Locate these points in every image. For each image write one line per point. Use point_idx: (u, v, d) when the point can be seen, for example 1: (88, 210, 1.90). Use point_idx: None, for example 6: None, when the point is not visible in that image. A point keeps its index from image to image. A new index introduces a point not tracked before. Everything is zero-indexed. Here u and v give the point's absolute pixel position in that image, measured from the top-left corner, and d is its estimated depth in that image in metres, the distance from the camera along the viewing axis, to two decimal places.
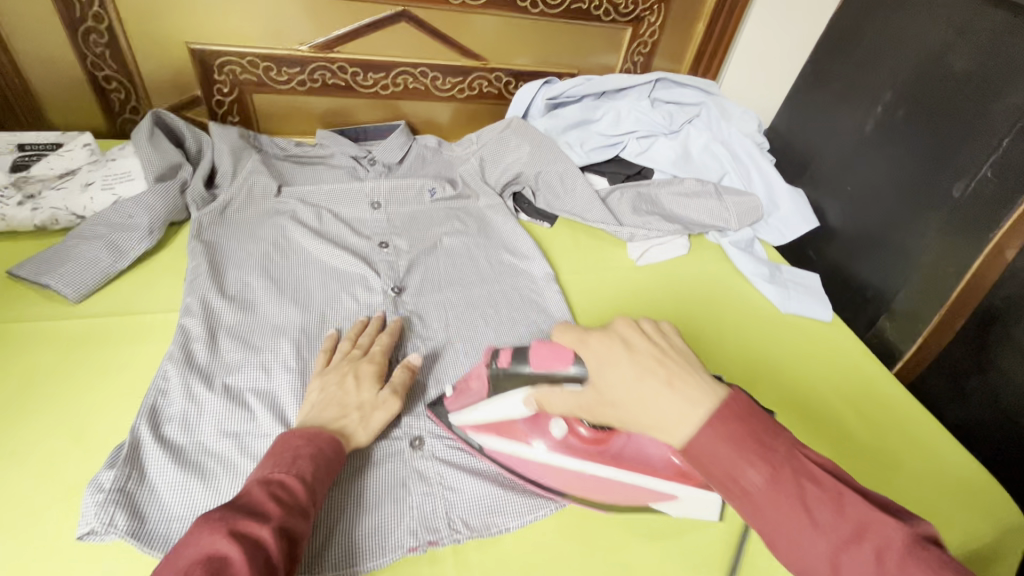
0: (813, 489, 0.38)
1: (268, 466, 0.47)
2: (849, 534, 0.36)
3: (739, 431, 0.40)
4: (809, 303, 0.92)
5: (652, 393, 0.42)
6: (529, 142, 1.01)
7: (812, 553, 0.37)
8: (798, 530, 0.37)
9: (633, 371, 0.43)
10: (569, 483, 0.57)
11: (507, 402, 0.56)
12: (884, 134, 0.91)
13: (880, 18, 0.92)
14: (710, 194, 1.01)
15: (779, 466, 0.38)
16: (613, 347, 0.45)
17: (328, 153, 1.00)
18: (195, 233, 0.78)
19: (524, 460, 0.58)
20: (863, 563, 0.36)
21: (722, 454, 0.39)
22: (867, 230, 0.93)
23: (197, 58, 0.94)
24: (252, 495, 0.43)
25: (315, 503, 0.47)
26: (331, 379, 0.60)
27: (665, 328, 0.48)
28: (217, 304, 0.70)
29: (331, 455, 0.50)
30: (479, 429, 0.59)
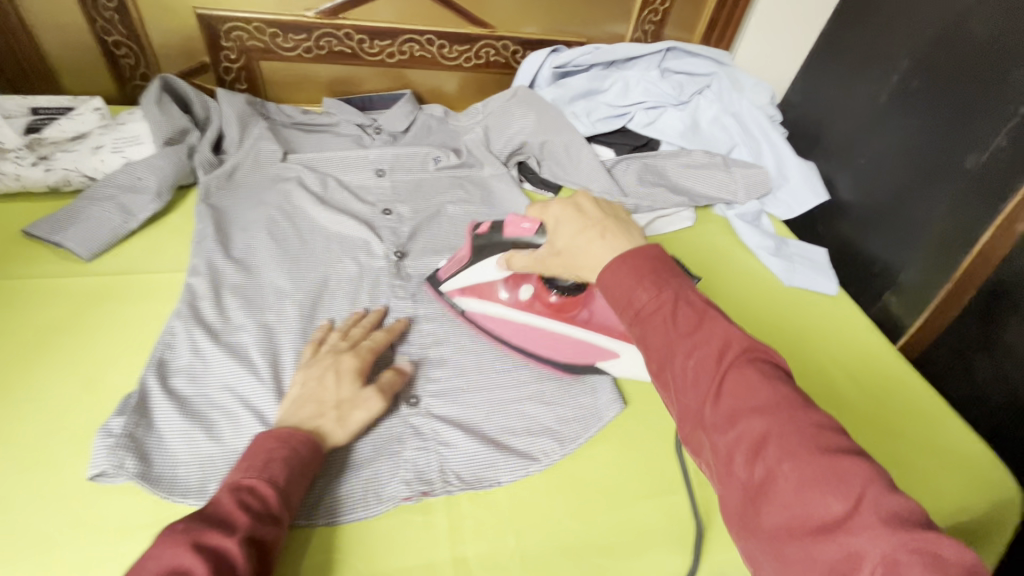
0: (717, 340, 0.42)
1: (239, 470, 0.47)
2: (747, 384, 0.40)
3: (664, 294, 0.45)
4: (814, 277, 0.91)
5: (590, 242, 0.52)
6: (535, 111, 1.00)
7: (715, 398, 0.40)
8: (703, 380, 0.41)
9: (578, 227, 0.53)
10: (531, 341, 0.68)
11: (488, 265, 0.68)
12: (899, 104, 0.88)
13: None
14: (718, 166, 1.00)
15: (664, 288, 0.45)
16: (565, 210, 0.55)
17: (334, 121, 1.00)
18: (203, 197, 0.80)
19: (497, 319, 0.69)
20: (707, 365, 0.41)
21: (622, 279, 0.47)
22: (877, 203, 0.91)
23: (204, 24, 0.94)
24: (220, 503, 0.44)
25: (287, 507, 0.47)
26: (312, 374, 0.57)
27: (616, 206, 0.56)
28: (223, 265, 0.71)
29: (308, 458, 0.50)
30: (465, 293, 0.70)
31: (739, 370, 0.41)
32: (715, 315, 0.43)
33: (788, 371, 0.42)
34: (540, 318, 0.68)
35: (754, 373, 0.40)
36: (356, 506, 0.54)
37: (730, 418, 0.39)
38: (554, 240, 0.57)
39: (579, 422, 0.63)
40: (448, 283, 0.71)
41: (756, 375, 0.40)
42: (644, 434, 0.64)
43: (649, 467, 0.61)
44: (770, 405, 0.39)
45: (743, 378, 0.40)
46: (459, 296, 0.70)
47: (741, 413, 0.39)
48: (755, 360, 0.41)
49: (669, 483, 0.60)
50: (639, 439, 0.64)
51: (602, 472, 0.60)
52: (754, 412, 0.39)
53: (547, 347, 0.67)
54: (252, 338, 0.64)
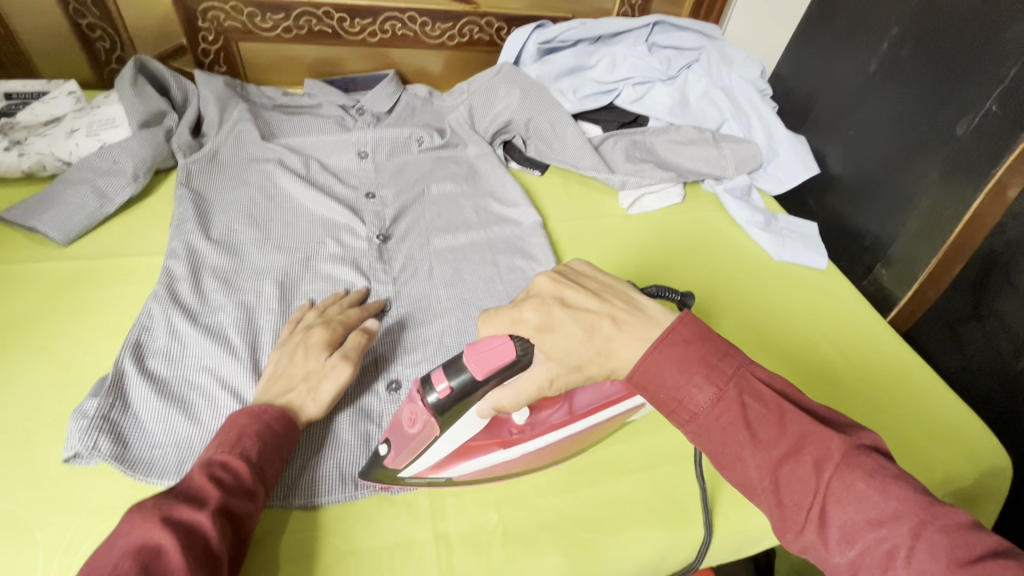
0: (806, 445, 0.41)
1: (212, 446, 0.47)
2: (856, 493, 0.39)
3: (727, 394, 0.44)
4: (804, 251, 0.90)
5: (611, 339, 0.48)
6: (520, 86, 0.98)
7: (821, 515, 0.39)
8: (804, 494, 0.40)
9: (581, 331, 0.49)
10: (550, 455, 0.56)
11: (467, 420, 0.50)
12: (890, 72, 0.86)
13: None
14: (708, 141, 0.98)
15: (724, 386, 0.44)
16: (558, 317, 0.49)
17: (316, 103, 0.99)
18: (183, 180, 0.79)
19: (505, 463, 0.54)
20: (805, 477, 0.40)
21: (672, 379, 0.45)
22: (868, 175, 0.90)
23: (180, 4, 0.92)
24: (192, 479, 0.43)
25: (263, 481, 0.47)
26: (284, 354, 0.57)
27: (584, 271, 0.54)
28: (201, 247, 0.70)
29: (281, 432, 0.50)
30: (449, 463, 0.53)
31: (840, 476, 0.40)
32: (793, 413, 0.42)
33: (886, 452, 0.41)
34: (552, 434, 0.55)
35: (857, 476, 0.39)
36: (336, 489, 0.54)
37: (844, 537, 0.39)
38: (551, 353, 0.49)
39: None
40: (409, 469, 0.52)
41: (862, 480, 0.39)
42: None
43: (633, 442, 0.61)
44: (887, 515, 0.38)
45: (848, 486, 0.39)
46: (439, 470, 0.53)
47: (857, 527, 0.38)
48: (853, 455, 0.40)
49: (653, 458, 0.60)
50: None
51: (587, 445, 0.60)
52: (872, 526, 0.38)
53: (568, 447, 0.57)
54: (230, 319, 0.63)
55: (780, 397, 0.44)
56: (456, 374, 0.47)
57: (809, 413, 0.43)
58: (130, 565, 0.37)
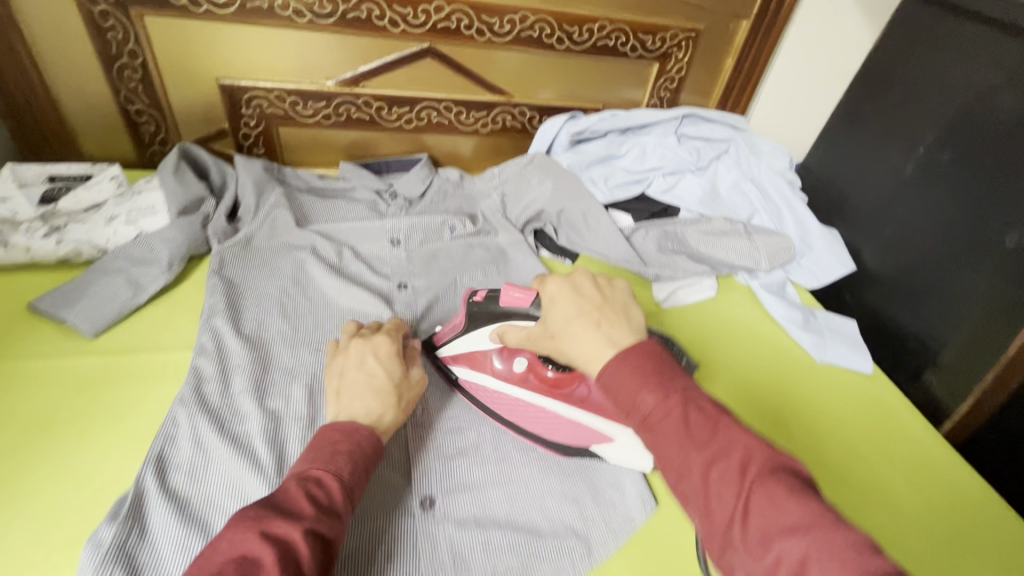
0: (732, 448, 0.43)
1: (309, 460, 0.51)
2: (776, 501, 0.40)
3: (672, 398, 0.46)
4: (846, 352, 0.87)
5: (587, 330, 0.52)
6: (552, 178, 1.00)
7: (742, 519, 0.40)
8: (725, 496, 0.42)
9: (576, 309, 0.54)
10: (523, 419, 0.66)
11: (479, 334, 0.67)
12: (928, 175, 0.86)
13: (918, 55, 0.88)
14: (739, 233, 0.98)
15: (671, 391, 0.46)
16: (565, 295, 0.55)
17: (350, 186, 1.00)
18: (216, 269, 0.78)
19: (493, 394, 0.67)
20: (729, 481, 0.42)
21: (628, 380, 0.47)
22: (910, 276, 0.88)
23: (226, 93, 0.95)
24: (289, 491, 0.47)
25: (351, 501, 0.50)
26: (349, 365, 0.62)
27: (615, 283, 0.57)
28: (231, 344, 0.68)
29: (369, 453, 0.53)
30: (458, 360, 0.70)
31: (760, 481, 0.41)
32: (728, 421, 0.44)
33: (807, 476, 0.43)
34: (531, 393, 0.66)
35: (779, 486, 0.41)
36: None
37: (763, 543, 0.39)
38: (547, 316, 0.57)
39: (603, 523, 0.59)
40: (443, 348, 0.71)
41: (781, 488, 0.40)
42: (675, 541, 0.59)
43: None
44: (804, 523, 0.39)
45: (768, 493, 0.41)
46: (453, 364, 0.70)
47: (775, 534, 0.39)
48: (776, 470, 0.42)
49: None
50: (668, 545, 0.59)
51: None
52: (787, 533, 0.39)
53: (541, 425, 0.65)
54: (256, 427, 0.60)
55: (721, 409, 0.46)
56: (494, 301, 0.65)
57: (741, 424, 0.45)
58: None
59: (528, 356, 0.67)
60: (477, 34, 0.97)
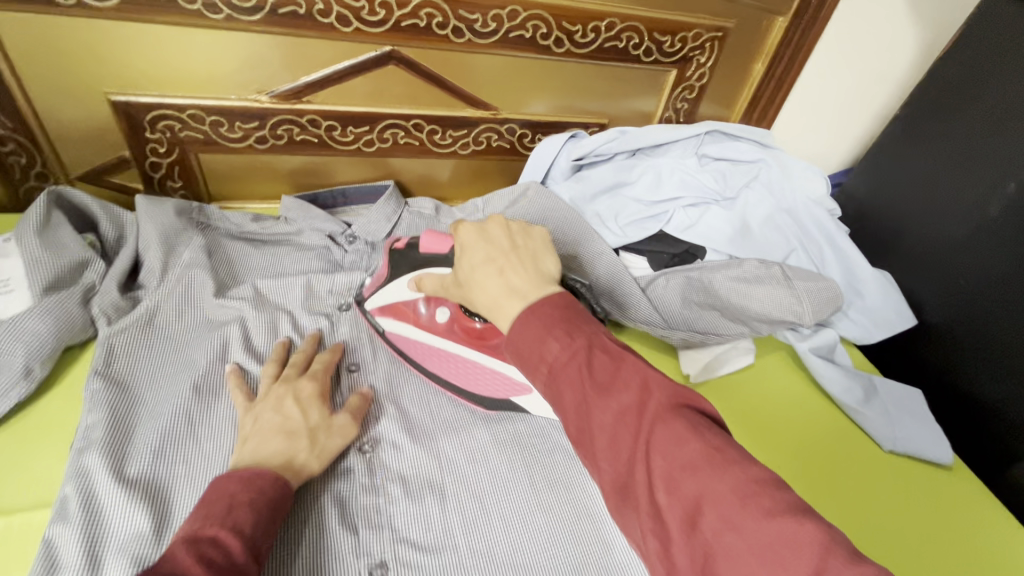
0: (633, 387, 0.37)
1: (198, 520, 0.41)
2: (676, 436, 0.35)
3: (577, 342, 0.40)
4: (920, 438, 0.70)
5: (487, 279, 0.46)
6: (552, 218, 0.82)
7: (643, 461, 0.35)
8: (624, 442, 0.36)
9: (483, 258, 0.47)
10: (441, 365, 0.64)
11: (400, 285, 0.63)
12: (1018, 221, 0.69)
13: (1011, 68, 0.70)
14: (777, 279, 0.79)
15: (576, 336, 0.40)
16: (473, 241, 0.48)
17: (294, 229, 0.78)
18: (100, 367, 0.57)
19: (414, 342, 0.64)
20: (628, 421, 0.36)
21: (531, 330, 0.41)
22: (991, 342, 0.72)
23: (120, 112, 0.72)
24: (178, 557, 0.37)
25: (258, 557, 0.41)
26: (265, 409, 0.54)
27: (532, 232, 0.50)
28: (107, 497, 0.47)
29: (274, 497, 0.45)
30: (383, 312, 0.66)
31: (663, 420, 0.36)
32: (632, 359, 0.39)
33: (711, 410, 0.38)
34: (451, 342, 0.63)
35: (682, 423, 0.36)
36: None
37: (667, 486, 0.34)
38: (457, 265, 0.50)
39: None
40: (370, 301, 0.66)
41: (682, 424, 0.36)
42: None
43: None
44: (701, 460, 0.34)
45: (669, 427, 0.36)
46: (380, 317, 0.66)
47: (676, 474, 0.34)
48: (681, 407, 0.37)
49: None
50: None
51: None
52: (687, 471, 0.34)
53: (460, 375, 0.63)
54: None
55: (624, 348, 0.40)
56: (416, 248, 0.61)
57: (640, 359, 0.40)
58: None
59: (452, 306, 0.63)
60: (455, 35, 0.75)
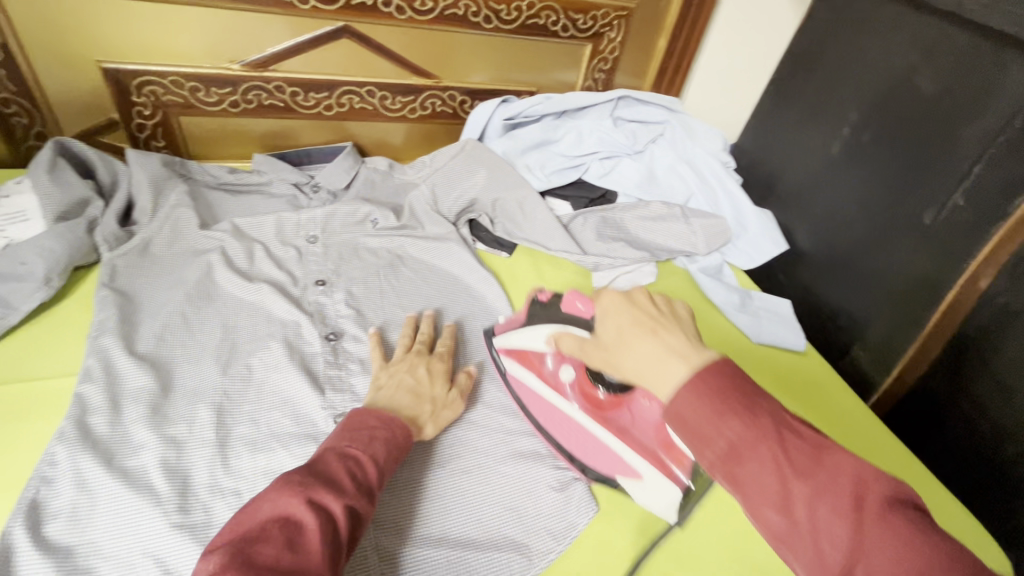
0: (842, 478, 0.37)
1: (345, 439, 0.51)
2: (889, 536, 0.35)
3: (761, 423, 0.40)
4: (781, 332, 0.88)
5: (642, 343, 0.48)
6: (484, 166, 0.95)
7: (851, 563, 0.36)
8: (838, 532, 0.36)
9: (630, 321, 0.50)
10: (560, 431, 0.65)
11: (536, 333, 0.67)
12: (852, 156, 0.87)
13: (842, 35, 0.88)
14: (676, 217, 0.97)
15: (761, 417, 0.40)
16: (623, 309, 0.51)
17: (265, 180, 0.91)
18: (106, 280, 0.70)
19: (535, 395, 0.67)
20: (837, 516, 0.36)
21: (708, 410, 0.41)
22: (838, 256, 0.90)
23: (110, 78, 0.84)
24: (329, 464, 0.48)
25: (381, 484, 0.51)
26: (402, 370, 0.64)
27: (675, 301, 0.53)
28: (122, 365, 0.60)
29: (401, 444, 0.54)
30: (512, 356, 0.69)
31: (883, 519, 0.36)
32: (832, 448, 0.39)
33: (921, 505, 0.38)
34: (575, 408, 0.64)
35: (899, 521, 0.35)
36: None
37: None
38: (601, 329, 0.52)
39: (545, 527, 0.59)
40: (501, 339, 0.71)
41: (901, 522, 0.35)
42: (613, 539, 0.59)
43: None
44: (908, 555, 0.34)
45: (881, 526, 0.35)
46: (505, 355, 0.69)
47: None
48: (897, 504, 0.36)
49: None
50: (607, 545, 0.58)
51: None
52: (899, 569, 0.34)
53: (574, 441, 0.64)
54: (153, 458, 0.54)
55: (820, 435, 0.40)
56: (556, 305, 0.68)
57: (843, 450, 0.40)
58: (279, 534, 0.40)
59: (578, 365, 0.65)
60: (398, 12, 0.90)
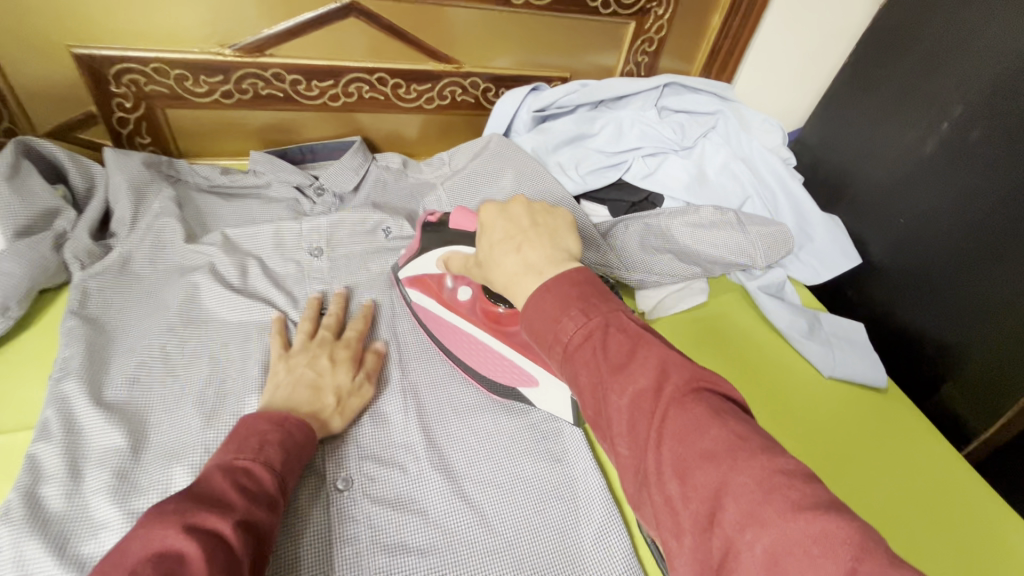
0: (653, 371, 0.34)
1: (230, 450, 0.43)
2: (693, 424, 0.31)
3: (594, 321, 0.37)
4: (857, 365, 0.75)
5: (505, 256, 0.43)
6: (512, 166, 0.83)
7: (656, 448, 0.32)
8: (639, 426, 0.33)
9: (502, 235, 0.45)
10: (463, 349, 0.62)
11: (430, 258, 0.63)
12: (956, 158, 0.72)
13: (949, 9, 0.73)
14: (731, 225, 0.82)
15: (593, 314, 0.37)
16: (495, 220, 0.46)
17: (262, 182, 0.80)
18: (76, 306, 0.60)
19: (433, 317, 0.64)
20: (643, 400, 0.33)
21: (544, 310, 0.38)
22: (928, 275, 0.76)
23: (85, 66, 0.73)
24: (213, 482, 0.39)
25: (282, 492, 0.43)
26: (299, 362, 0.57)
27: (555, 212, 0.46)
28: (84, 414, 0.51)
29: (302, 442, 0.47)
30: (412, 284, 0.66)
31: (682, 405, 0.32)
32: (651, 339, 0.36)
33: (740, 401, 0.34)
34: (471, 326, 0.61)
35: (700, 406, 0.32)
36: None
37: (680, 474, 0.31)
38: (478, 244, 0.48)
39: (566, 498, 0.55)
40: (403, 271, 0.67)
41: (700, 409, 0.32)
42: None
43: None
44: (720, 449, 0.30)
45: (684, 414, 0.32)
46: (410, 287, 0.66)
47: (692, 464, 0.30)
48: (701, 392, 0.33)
49: None
50: None
51: None
52: (701, 458, 0.30)
53: (476, 360, 0.61)
54: (117, 542, 0.44)
55: (648, 329, 0.37)
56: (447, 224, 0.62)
57: (670, 344, 0.37)
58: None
59: (476, 287, 0.62)
60: None
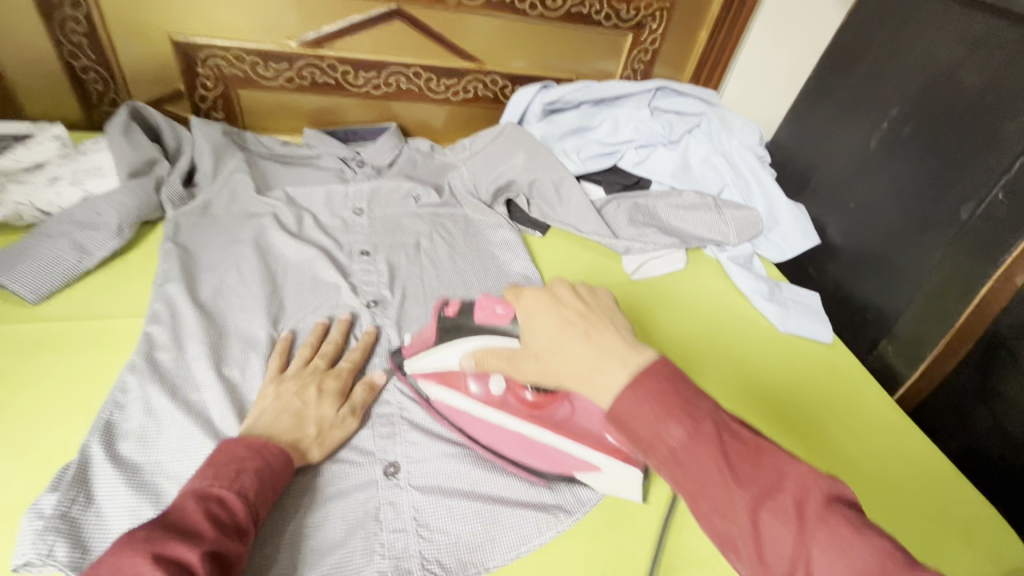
0: (782, 481, 0.38)
1: (209, 476, 0.47)
2: (839, 544, 0.35)
3: (702, 427, 0.40)
4: (808, 323, 0.89)
5: (573, 344, 0.46)
6: (522, 148, 0.98)
7: (804, 566, 0.35)
8: (780, 534, 0.36)
9: (558, 323, 0.48)
10: (508, 444, 0.61)
11: (447, 350, 0.62)
12: (892, 151, 0.87)
13: (890, 29, 0.89)
14: (709, 207, 0.97)
15: (700, 420, 0.40)
16: (547, 311, 0.49)
17: (315, 154, 0.96)
18: (171, 234, 0.76)
19: (460, 413, 0.63)
20: (780, 517, 0.37)
21: (642, 408, 0.41)
22: (870, 250, 0.89)
23: (180, 51, 0.90)
24: (186, 509, 0.44)
25: (254, 523, 0.47)
26: (287, 389, 0.60)
27: (599, 296, 0.52)
28: (183, 308, 0.66)
29: (278, 471, 0.51)
30: (432, 377, 0.64)
31: (824, 520, 0.36)
32: (770, 448, 0.40)
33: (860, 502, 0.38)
34: (509, 416, 0.61)
35: (843, 522, 0.36)
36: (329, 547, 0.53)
37: None
38: (529, 337, 0.50)
39: None
40: (414, 364, 0.66)
41: (844, 525, 0.35)
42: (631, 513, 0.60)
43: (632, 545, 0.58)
44: (874, 565, 0.34)
45: (830, 532, 0.35)
46: (425, 380, 0.65)
47: None
48: (835, 502, 0.37)
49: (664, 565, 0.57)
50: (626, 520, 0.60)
51: (594, 547, 0.57)
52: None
53: (519, 450, 0.60)
54: (211, 393, 0.59)
55: (758, 434, 0.41)
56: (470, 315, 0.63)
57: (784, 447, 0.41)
58: None
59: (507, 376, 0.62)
60: None
